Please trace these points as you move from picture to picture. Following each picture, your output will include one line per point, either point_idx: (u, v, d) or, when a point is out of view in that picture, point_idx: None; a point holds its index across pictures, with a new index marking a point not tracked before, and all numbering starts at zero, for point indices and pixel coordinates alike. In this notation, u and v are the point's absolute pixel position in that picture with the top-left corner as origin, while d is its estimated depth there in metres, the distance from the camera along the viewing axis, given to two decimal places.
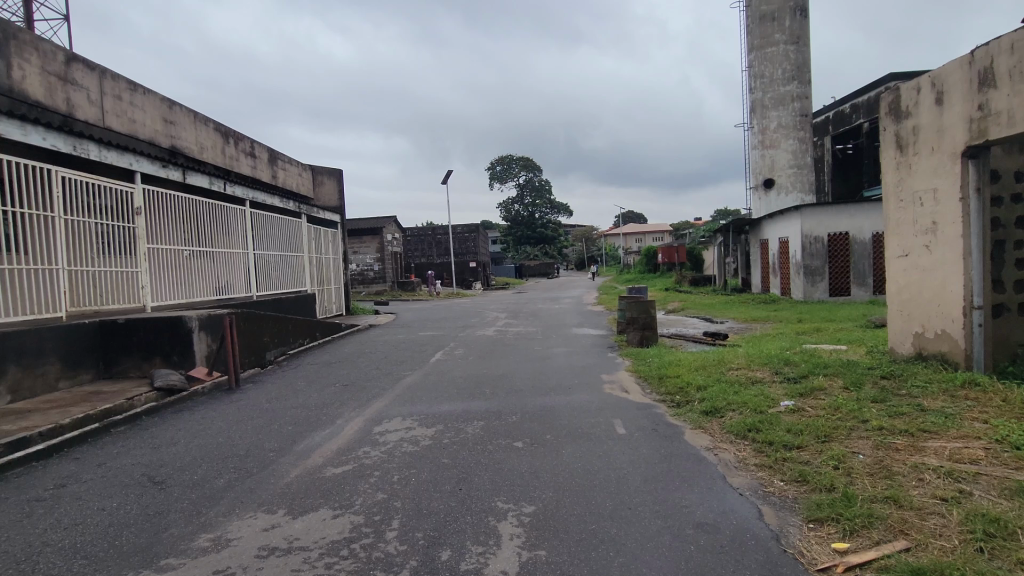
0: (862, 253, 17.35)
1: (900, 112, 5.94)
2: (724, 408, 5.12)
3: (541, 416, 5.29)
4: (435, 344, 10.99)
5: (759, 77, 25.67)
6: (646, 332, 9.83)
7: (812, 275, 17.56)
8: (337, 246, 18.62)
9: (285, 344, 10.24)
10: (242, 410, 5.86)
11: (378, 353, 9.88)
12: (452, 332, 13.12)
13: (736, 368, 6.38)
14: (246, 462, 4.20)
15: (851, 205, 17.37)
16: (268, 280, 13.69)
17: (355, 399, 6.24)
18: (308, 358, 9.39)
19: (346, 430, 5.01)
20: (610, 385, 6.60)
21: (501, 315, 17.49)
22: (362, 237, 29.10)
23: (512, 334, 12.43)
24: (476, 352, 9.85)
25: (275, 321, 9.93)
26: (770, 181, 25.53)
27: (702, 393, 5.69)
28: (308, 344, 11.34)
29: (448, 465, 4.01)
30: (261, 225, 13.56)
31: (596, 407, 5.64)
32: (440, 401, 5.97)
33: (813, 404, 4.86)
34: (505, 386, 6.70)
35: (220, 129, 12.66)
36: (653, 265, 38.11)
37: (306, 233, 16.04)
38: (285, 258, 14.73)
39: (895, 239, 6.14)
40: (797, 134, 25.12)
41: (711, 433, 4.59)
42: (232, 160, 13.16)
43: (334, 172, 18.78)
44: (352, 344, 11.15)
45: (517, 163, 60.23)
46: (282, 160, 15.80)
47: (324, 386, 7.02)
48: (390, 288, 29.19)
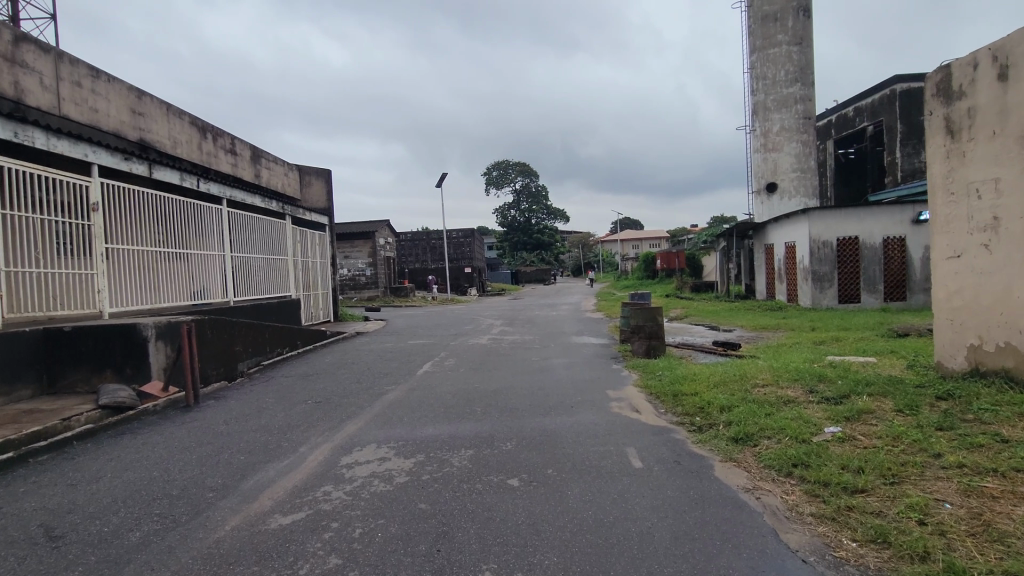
0: (872, 259, 16.66)
1: (950, 94, 5.21)
2: (757, 434, 4.35)
3: (540, 443, 4.49)
4: (424, 354, 10.19)
5: (762, 79, 25.05)
6: (653, 341, 9.08)
7: (820, 281, 16.91)
8: (325, 249, 17.81)
9: (261, 354, 9.45)
10: (192, 433, 5.03)
11: (361, 363, 9.07)
12: (444, 340, 12.32)
13: (761, 385, 5.60)
14: (175, 509, 3.37)
15: (861, 209, 16.64)
16: (247, 284, 12.87)
17: (326, 420, 5.43)
18: (283, 369, 8.58)
19: (307, 462, 4.18)
20: (618, 403, 5.81)
21: (497, 322, 16.69)
22: (353, 241, 28.28)
23: (508, 342, 11.64)
24: (468, 362, 9.06)
25: (250, 329, 9.14)
26: (773, 185, 24.88)
27: (728, 414, 4.92)
28: (287, 353, 10.54)
29: (425, 513, 3.20)
30: (241, 226, 12.75)
31: (604, 431, 4.85)
32: (423, 424, 5.16)
33: (864, 432, 4.08)
34: (498, 404, 5.91)
35: (197, 123, 11.90)
36: (651, 271, 37.42)
37: (290, 235, 15.22)
38: (267, 261, 13.90)
39: (943, 238, 5.39)
40: (800, 137, 24.50)
41: (747, 468, 3.80)
42: (210, 156, 12.39)
43: (322, 172, 18.01)
44: (335, 354, 10.34)
45: (514, 168, 59.60)
46: (267, 158, 15.03)
47: (294, 404, 6.21)
48: (383, 294, 28.37)
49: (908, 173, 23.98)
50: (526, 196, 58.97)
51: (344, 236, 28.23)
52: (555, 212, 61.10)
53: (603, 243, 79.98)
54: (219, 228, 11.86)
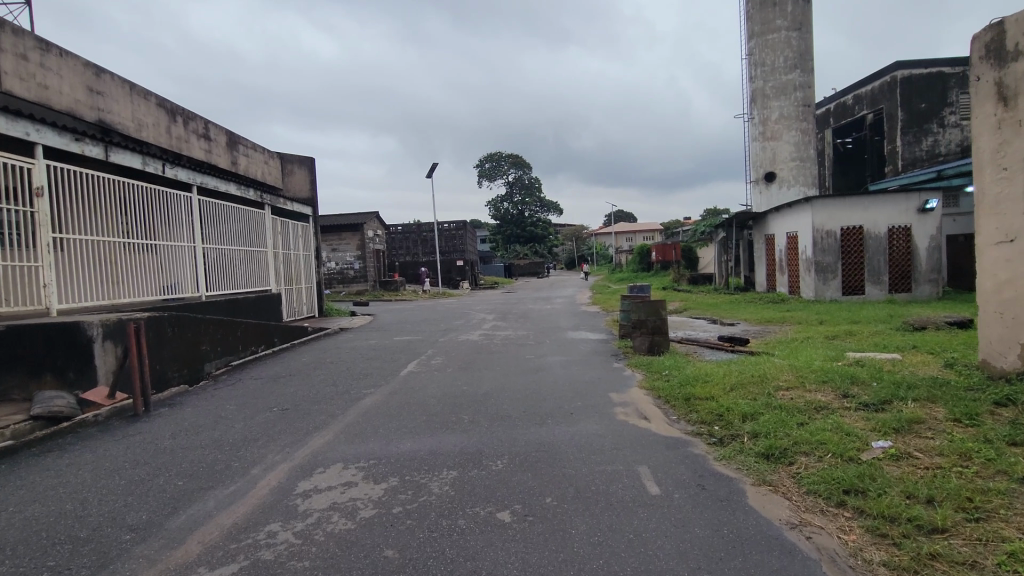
0: (876, 249, 16.07)
1: (1004, 55, 4.57)
2: (791, 449, 3.70)
3: (535, 463, 3.81)
4: (410, 351, 9.47)
5: (760, 65, 24.34)
6: (656, 337, 8.42)
7: (823, 272, 16.29)
8: (308, 241, 17.03)
9: (231, 353, 8.73)
10: (129, 450, 4.31)
11: (340, 362, 8.36)
12: (432, 336, 11.60)
13: (785, 388, 4.95)
14: (76, 559, 2.67)
15: (866, 197, 16.03)
16: (221, 278, 12.09)
17: (290, 432, 4.73)
18: (254, 370, 7.87)
19: (256, 490, 3.49)
20: (623, 410, 5.15)
21: (489, 316, 15.98)
22: (341, 233, 27.43)
23: (499, 338, 10.94)
24: (456, 361, 8.37)
25: (219, 325, 8.47)
26: (772, 174, 24.26)
27: (753, 422, 4.26)
28: (261, 352, 9.80)
29: (391, 564, 2.52)
30: (215, 216, 12.00)
31: (610, 445, 4.18)
32: (400, 437, 4.47)
33: (921, 447, 3.44)
34: (488, 411, 5.24)
35: (165, 105, 11.16)
36: (646, 263, 36.81)
37: (270, 226, 14.44)
38: (245, 253, 13.13)
39: (991, 219, 4.76)
40: (799, 124, 23.87)
41: (788, 495, 3.14)
42: (180, 141, 11.65)
43: (305, 161, 17.22)
44: (313, 352, 9.61)
45: (507, 160, 58.72)
46: (245, 145, 14.31)
47: (257, 411, 5.51)
48: (372, 288, 27.56)
49: (909, 162, 23.42)
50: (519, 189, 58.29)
51: (331, 228, 27.35)
52: (548, 204, 60.30)
53: (597, 236, 79.34)
54: (189, 218, 11.08)
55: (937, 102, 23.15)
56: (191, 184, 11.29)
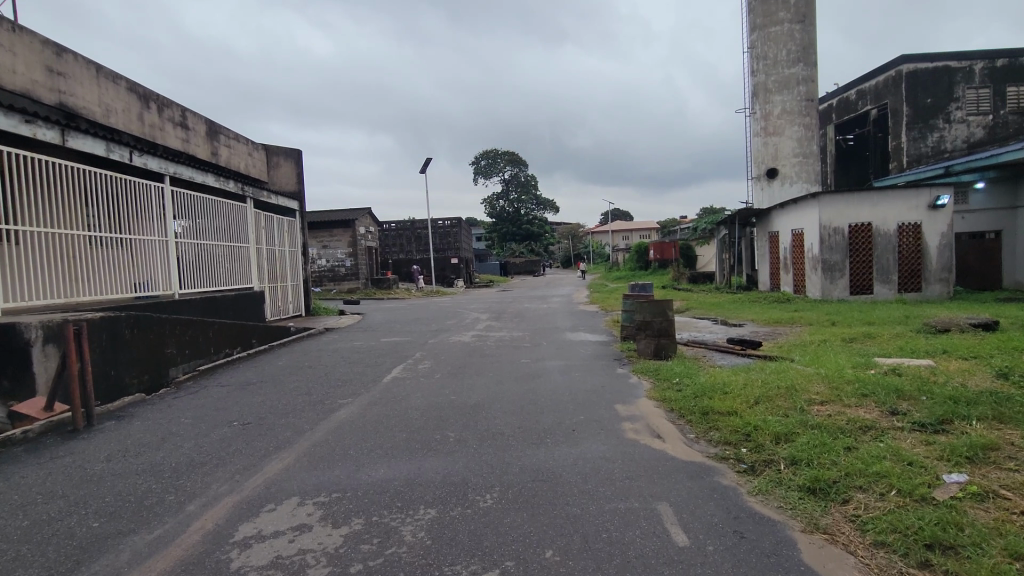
0: (886, 247, 15.45)
1: None
2: (843, 482, 3.06)
3: (532, 499, 3.15)
4: (396, 354, 8.79)
5: (762, 59, 23.72)
6: (662, 340, 7.77)
7: (831, 270, 15.64)
8: (294, 236, 16.33)
9: (201, 356, 8.04)
10: (48, 477, 3.62)
11: (319, 366, 7.66)
12: (421, 337, 10.91)
13: (819, 403, 4.31)
14: None
15: (875, 193, 15.41)
16: (197, 275, 11.38)
17: (245, 455, 4.06)
18: (222, 376, 7.16)
19: (186, 536, 2.82)
20: (633, 427, 4.50)
21: (483, 316, 15.33)
22: (332, 230, 26.69)
23: (493, 340, 10.27)
24: (445, 365, 7.68)
25: (189, 326, 7.81)
26: (774, 170, 23.65)
27: (790, 446, 3.62)
28: (235, 354, 9.08)
29: None
30: (191, 209, 11.30)
31: (621, 473, 3.52)
32: (372, 462, 3.79)
33: (1009, 485, 2.82)
34: (477, 428, 4.57)
35: (136, 89, 10.47)
36: (644, 262, 36.21)
37: (252, 220, 13.73)
38: (223, 249, 12.41)
39: None
40: (802, 119, 23.27)
41: (853, 549, 2.50)
42: (154, 129, 10.96)
43: (292, 153, 16.51)
44: (291, 354, 8.92)
45: (503, 157, 58.03)
46: (226, 135, 13.63)
47: (214, 426, 4.83)
48: (364, 286, 26.86)
49: (914, 158, 22.88)
50: (515, 187, 57.68)
51: (322, 224, 26.62)
52: (545, 202, 59.66)
53: (593, 235, 78.76)
54: (162, 210, 10.36)
55: (944, 97, 22.55)
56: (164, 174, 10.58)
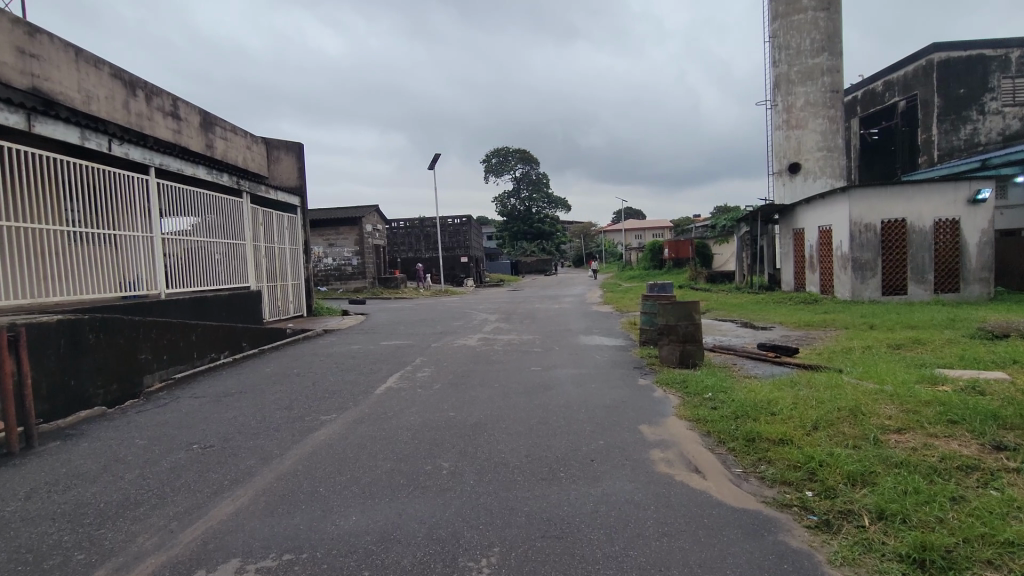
0: (921, 246, 14.47)
1: None
2: (966, 554, 2.26)
3: (541, 569, 2.38)
4: (395, 360, 8.05)
5: (784, 49, 22.71)
6: (688, 346, 6.97)
7: (862, 269, 14.66)
8: (295, 234, 15.70)
9: (180, 362, 7.42)
10: None
11: (308, 375, 6.97)
12: (425, 340, 10.19)
13: (896, 431, 3.50)
14: None
15: (910, 186, 14.43)
16: (188, 274, 10.77)
17: (192, 491, 3.34)
18: (199, 385, 6.50)
19: None
20: (666, 459, 3.71)
21: (492, 316, 14.59)
22: (338, 228, 26.07)
23: (501, 343, 9.51)
24: (447, 373, 6.93)
25: (166, 329, 7.22)
26: (796, 165, 22.66)
27: (874, 492, 2.83)
28: (222, 359, 8.43)
29: None
30: (182, 203, 10.68)
31: (655, 526, 2.75)
32: (343, 506, 3.07)
33: None
34: (476, 456, 3.81)
35: (122, 76, 9.89)
36: (658, 261, 35.26)
37: (248, 216, 13.09)
38: (216, 246, 11.78)
39: None
40: (826, 112, 22.28)
41: None
42: (141, 118, 10.36)
43: (293, 147, 15.92)
44: (282, 359, 8.24)
45: (515, 154, 57.23)
46: (223, 127, 13.14)
47: (167, 451, 4.12)
48: (371, 285, 26.23)
49: (945, 152, 21.78)
50: (527, 185, 56.89)
51: (328, 222, 26.00)
52: (556, 200, 58.79)
53: (606, 234, 77.70)
54: (148, 204, 9.71)
55: (977, 87, 21.45)
56: (148, 165, 9.90)
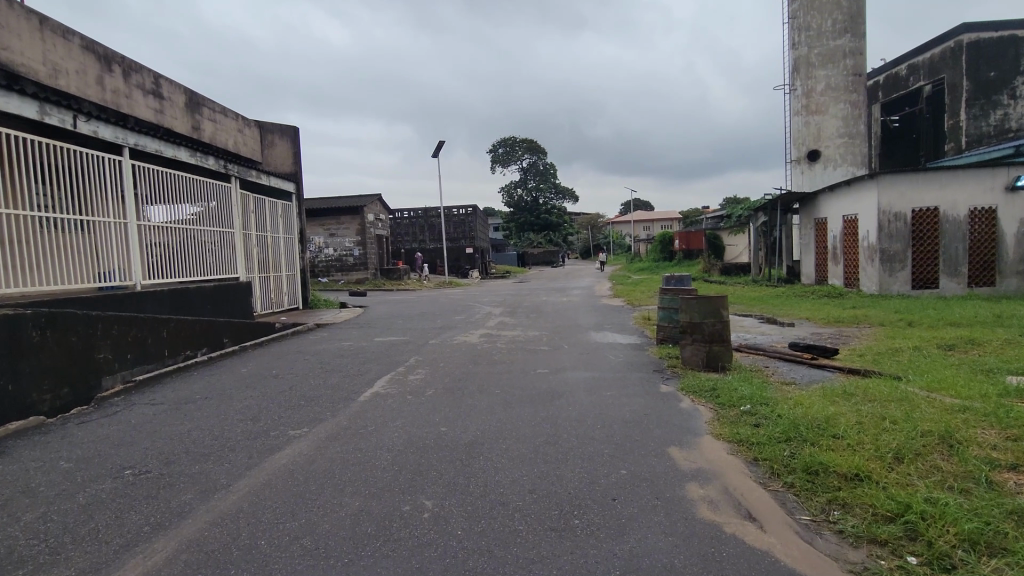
0: (954, 237, 13.55)
1: None
2: None
3: None
4: (386, 359, 7.29)
5: (804, 30, 21.62)
6: (714, 346, 6.16)
7: (890, 261, 13.75)
8: (290, 222, 14.94)
9: (147, 361, 6.68)
10: None
11: (287, 377, 6.21)
12: (423, 336, 9.41)
13: (1014, 471, 2.72)
14: None
15: (944, 173, 13.46)
16: (169, 264, 10.02)
17: (96, 544, 2.57)
18: (160, 389, 5.75)
19: None
20: (709, 499, 2.91)
21: (496, 310, 13.81)
22: (339, 217, 25.30)
23: (504, 341, 8.71)
24: (442, 376, 6.15)
25: (129, 324, 6.49)
26: (816, 152, 21.64)
27: (1018, 570, 2.05)
28: (197, 357, 7.69)
29: None
30: (163, 187, 9.92)
31: None
32: (286, 571, 2.31)
33: None
34: (467, 492, 3.03)
35: (95, 49, 9.12)
36: (668, 252, 34.35)
37: (237, 202, 12.33)
38: (201, 234, 11.03)
39: None
40: (848, 96, 21.26)
41: None
42: (118, 95, 9.60)
43: (288, 131, 15.16)
44: (263, 358, 7.49)
45: (522, 144, 56.28)
46: (210, 108, 12.37)
47: (92, 479, 3.36)
48: (373, 276, 25.52)
49: (974, 138, 20.70)
50: (534, 175, 56.02)
51: (328, 211, 25.24)
52: (564, 191, 57.82)
53: (614, 225, 76.62)
54: (123, 188, 8.88)
55: (1009, 70, 20.35)
56: (121, 145, 9.00)
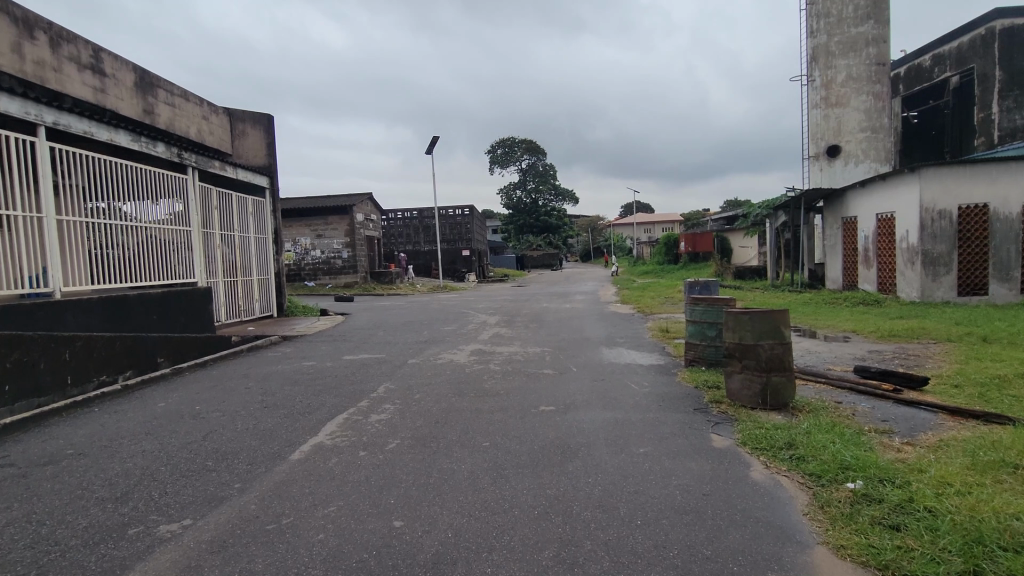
0: (1005, 237, 12.08)
1: None
2: None
3: None
4: (349, 387, 5.77)
5: (824, 17, 20.14)
6: (774, 378, 4.66)
7: (933, 264, 12.23)
8: (261, 220, 13.42)
9: (35, 395, 5.12)
10: None
11: (209, 418, 4.66)
12: (402, 353, 7.87)
13: None
14: None
15: (996, 166, 11.99)
16: (105, 267, 8.45)
17: None
18: (27, 438, 4.19)
19: None
20: None
21: (491, 319, 12.28)
22: (326, 217, 23.77)
23: (499, 360, 7.18)
24: (414, 416, 4.63)
25: (9, 345, 4.94)
26: (836, 148, 20.17)
27: None
28: (114, 384, 6.12)
29: None
30: (98, 176, 8.32)
31: None
32: None
33: None
34: None
35: (10, 10, 7.63)
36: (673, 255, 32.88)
37: (195, 196, 10.82)
38: (150, 232, 9.48)
39: None
40: (870, 88, 19.84)
41: None
42: (43, 67, 8.12)
43: (261, 119, 13.67)
44: (195, 385, 5.93)
45: (521, 145, 54.84)
46: (167, 90, 10.90)
47: None
48: (362, 281, 24.00)
49: (1007, 132, 19.23)
50: (533, 176, 54.54)
51: (315, 211, 23.70)
52: (564, 192, 56.32)
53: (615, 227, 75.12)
54: (36, 175, 7.23)
55: None
56: (33, 123, 7.31)
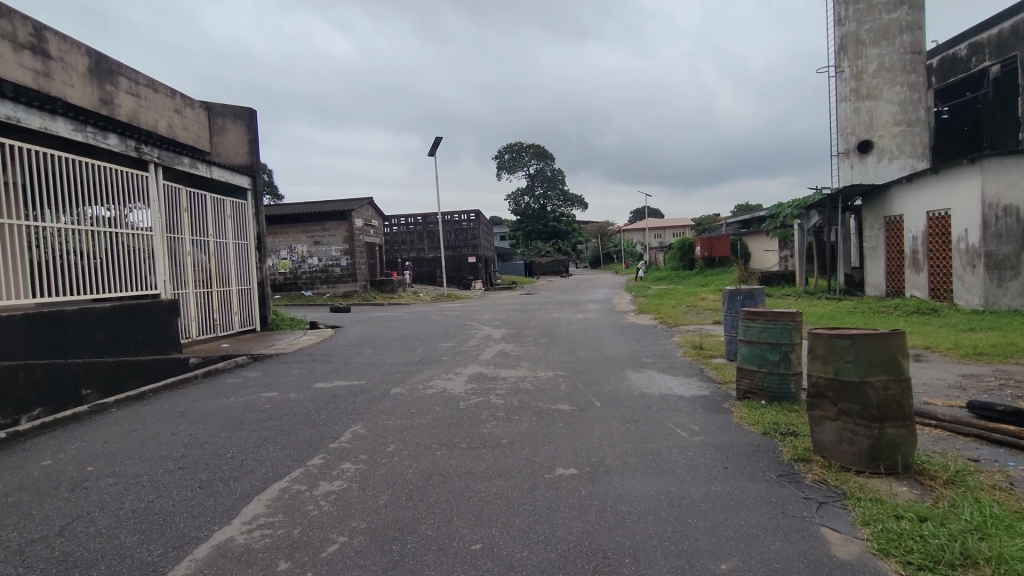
0: None
1: None
2: None
3: None
4: (305, 433, 4.42)
5: (853, 3, 18.68)
6: (887, 429, 3.25)
7: (998, 267, 10.74)
8: (241, 225, 12.17)
9: None
10: None
11: (91, 490, 3.31)
12: (386, 379, 6.52)
13: None
14: None
15: None
16: (49, 277, 7.21)
17: None
18: None
19: None
20: None
21: (495, 333, 10.95)
22: (324, 223, 22.56)
23: (503, 390, 5.78)
24: (378, 487, 3.27)
25: None
26: (867, 142, 18.69)
27: None
28: (12, 428, 4.80)
29: None
30: (37, 171, 7.08)
31: None
32: None
33: None
34: None
35: None
36: (687, 259, 31.50)
37: (159, 196, 9.58)
38: (107, 235, 8.25)
39: None
40: (904, 78, 18.37)
41: None
42: None
43: (242, 114, 12.43)
44: (110, 430, 4.59)
45: (529, 150, 53.66)
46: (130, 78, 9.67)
47: None
48: (362, 290, 22.79)
49: None
50: (541, 182, 53.34)
51: (312, 217, 22.51)
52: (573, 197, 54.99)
53: (625, 233, 73.72)
54: None
55: None
56: None
